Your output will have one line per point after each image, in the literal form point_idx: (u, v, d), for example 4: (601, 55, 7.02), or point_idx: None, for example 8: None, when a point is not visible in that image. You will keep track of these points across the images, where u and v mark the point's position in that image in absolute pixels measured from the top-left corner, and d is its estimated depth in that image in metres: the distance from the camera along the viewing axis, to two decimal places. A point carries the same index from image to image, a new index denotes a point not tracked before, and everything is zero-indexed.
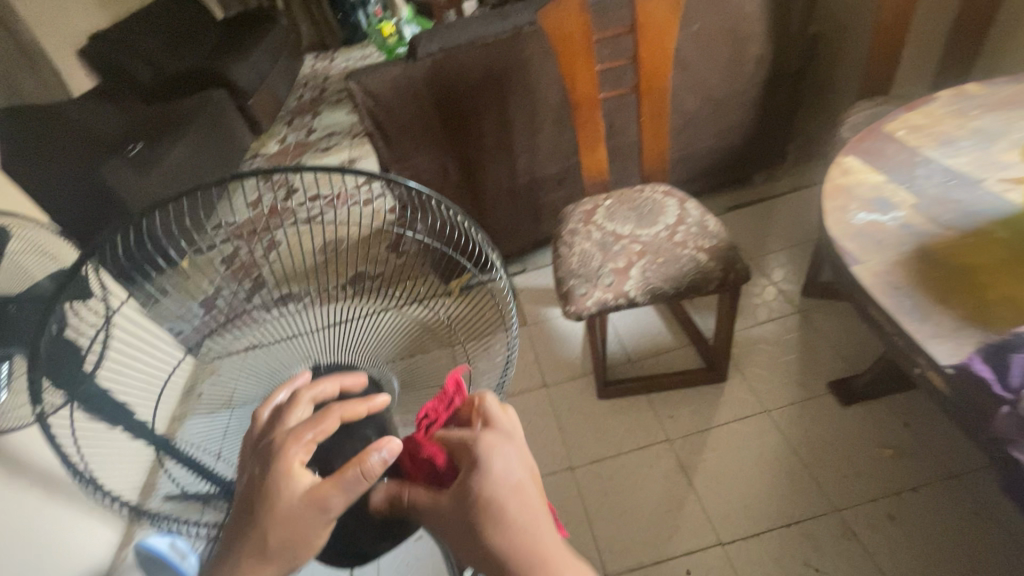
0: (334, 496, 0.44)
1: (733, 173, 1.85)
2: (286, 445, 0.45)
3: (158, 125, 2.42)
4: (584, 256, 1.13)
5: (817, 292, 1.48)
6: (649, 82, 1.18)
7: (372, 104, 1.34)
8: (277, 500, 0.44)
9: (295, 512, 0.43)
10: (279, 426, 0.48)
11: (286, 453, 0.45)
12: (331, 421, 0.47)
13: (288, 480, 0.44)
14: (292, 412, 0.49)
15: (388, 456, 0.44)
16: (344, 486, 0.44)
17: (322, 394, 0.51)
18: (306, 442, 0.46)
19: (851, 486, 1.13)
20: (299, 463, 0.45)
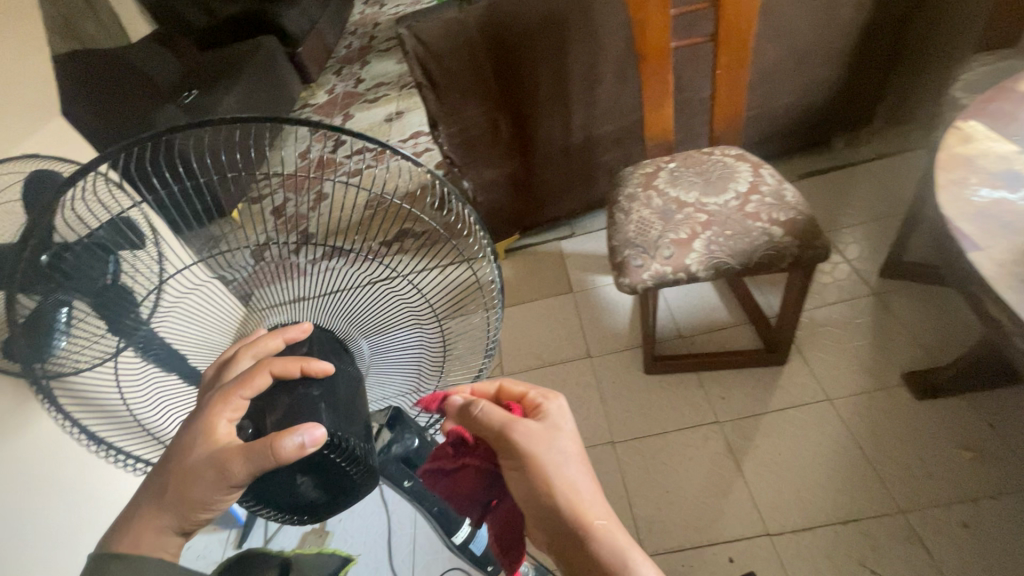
0: (233, 466, 0.41)
1: (811, 136, 1.68)
2: (212, 401, 0.44)
3: (210, 71, 2.43)
4: (642, 224, 1.05)
5: (898, 274, 1.34)
6: (729, 29, 1.04)
7: (423, 52, 1.26)
8: (189, 452, 0.43)
9: (198, 469, 0.42)
10: (222, 376, 0.48)
11: (210, 411, 0.44)
12: (258, 382, 0.44)
13: (206, 437, 0.43)
14: (236, 364, 0.48)
15: (307, 444, 0.39)
16: (247, 457, 0.41)
17: (267, 350, 0.48)
18: (232, 401, 0.44)
19: (921, 487, 1.04)
20: (222, 421, 0.44)
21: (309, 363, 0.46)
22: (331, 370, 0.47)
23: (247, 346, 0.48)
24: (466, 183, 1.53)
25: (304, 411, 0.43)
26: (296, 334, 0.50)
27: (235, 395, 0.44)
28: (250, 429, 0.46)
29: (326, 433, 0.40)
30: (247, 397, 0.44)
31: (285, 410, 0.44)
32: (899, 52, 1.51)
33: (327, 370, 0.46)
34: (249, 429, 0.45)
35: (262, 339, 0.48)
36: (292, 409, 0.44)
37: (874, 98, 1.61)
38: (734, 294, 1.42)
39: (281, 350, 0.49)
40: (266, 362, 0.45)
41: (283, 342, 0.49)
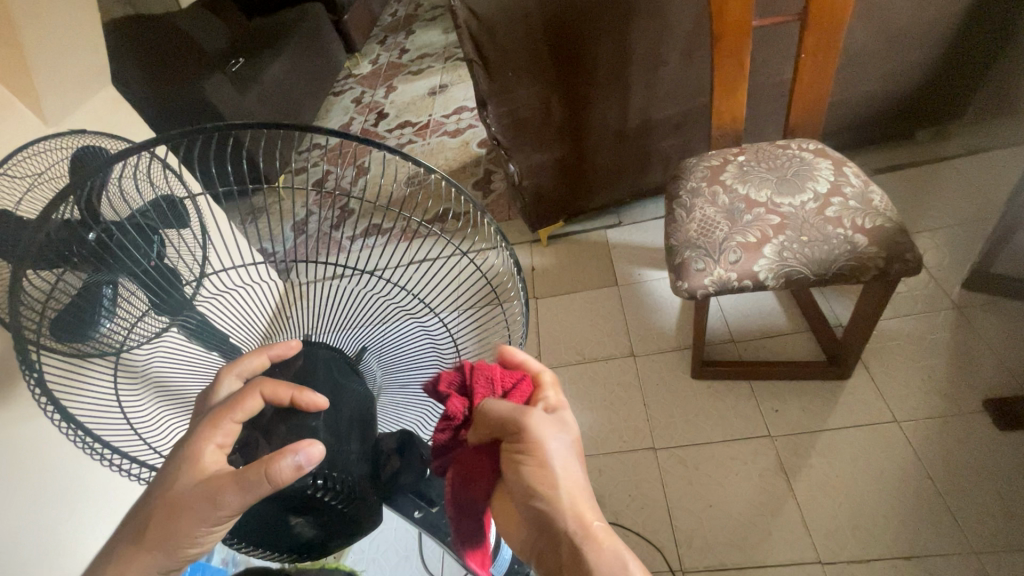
0: (225, 493, 0.39)
1: (893, 127, 1.52)
2: (201, 427, 0.41)
3: (257, 39, 2.41)
4: (705, 222, 0.96)
5: (983, 287, 1.22)
6: (823, 8, 0.93)
7: (476, 26, 1.18)
8: (174, 484, 0.40)
9: (184, 501, 0.39)
10: (204, 399, 0.45)
11: (198, 436, 0.41)
12: (251, 405, 0.42)
13: (192, 466, 0.40)
14: (220, 386, 0.46)
15: (304, 462, 0.39)
16: (242, 486, 0.39)
17: (250, 369, 0.47)
18: (224, 425, 0.42)
19: (998, 527, 0.95)
20: (212, 447, 0.42)
21: (301, 392, 0.44)
22: (325, 404, 0.45)
23: (229, 365, 0.46)
24: (512, 167, 1.47)
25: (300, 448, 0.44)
26: (282, 351, 0.49)
27: (227, 419, 0.42)
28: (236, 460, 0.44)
29: (322, 450, 0.40)
30: (238, 420, 0.42)
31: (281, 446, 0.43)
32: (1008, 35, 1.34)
33: (319, 403, 0.45)
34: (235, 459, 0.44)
35: (245, 356, 0.47)
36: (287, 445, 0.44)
37: (971, 87, 1.45)
38: (795, 298, 1.32)
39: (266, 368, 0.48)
40: (257, 382, 0.43)
41: (269, 360, 0.48)
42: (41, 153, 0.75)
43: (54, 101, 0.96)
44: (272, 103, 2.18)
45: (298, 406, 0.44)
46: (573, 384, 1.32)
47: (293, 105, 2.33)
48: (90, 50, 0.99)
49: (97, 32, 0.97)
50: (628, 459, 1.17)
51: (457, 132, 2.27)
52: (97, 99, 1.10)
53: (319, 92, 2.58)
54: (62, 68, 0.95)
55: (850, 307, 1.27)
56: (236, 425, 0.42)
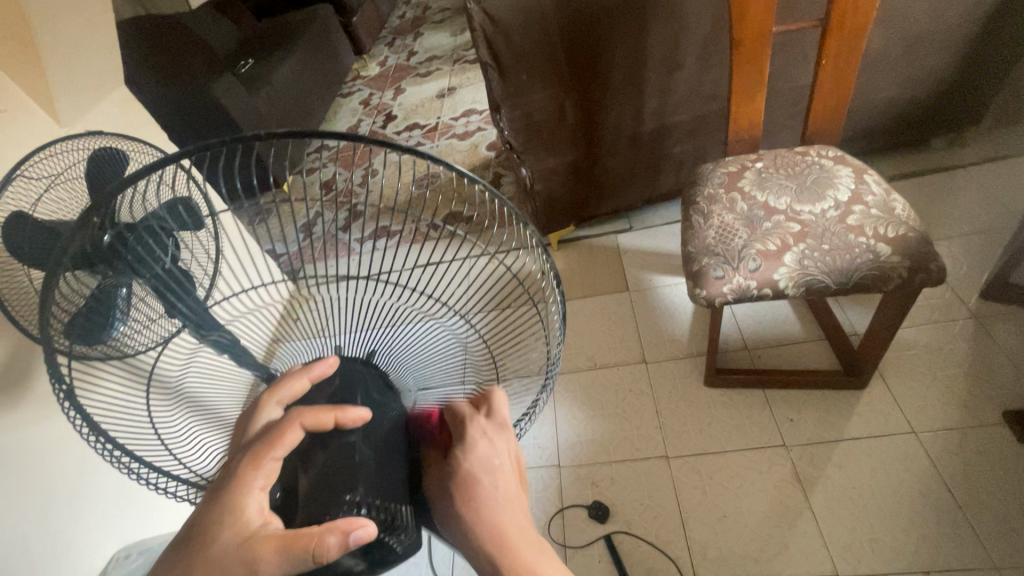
0: (269, 558, 0.37)
1: (909, 134, 1.51)
2: (243, 468, 0.39)
3: (267, 40, 2.41)
4: (723, 229, 0.95)
5: (1001, 297, 1.21)
6: (845, 13, 0.92)
7: (491, 29, 1.18)
8: (214, 538, 0.38)
9: (225, 559, 0.37)
10: (245, 429, 0.44)
11: (239, 482, 0.39)
12: (291, 438, 0.41)
13: (235, 516, 0.38)
14: (262, 414, 0.45)
15: (353, 541, 0.38)
16: (287, 555, 0.37)
17: (292, 393, 0.46)
18: (264, 465, 0.39)
19: (1020, 542, 0.94)
20: (254, 494, 0.39)
21: (344, 413, 0.44)
22: (367, 417, 0.45)
23: (271, 392, 0.45)
24: (524, 170, 1.46)
25: (343, 474, 0.43)
26: (322, 371, 0.48)
27: (267, 459, 0.40)
28: (279, 494, 0.43)
29: (371, 530, 0.39)
30: (280, 459, 0.40)
31: (322, 472, 0.43)
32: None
33: (363, 418, 0.44)
34: (278, 494, 0.43)
35: (287, 380, 0.46)
36: (328, 471, 0.44)
37: (988, 94, 1.43)
38: (810, 306, 1.30)
39: (305, 391, 0.47)
40: (298, 414, 0.41)
41: (308, 384, 0.47)
42: (61, 153, 0.74)
43: (68, 102, 0.95)
44: (281, 104, 2.18)
45: (341, 425, 0.44)
46: (584, 390, 1.31)
47: (302, 106, 2.32)
48: (105, 51, 0.98)
49: (112, 32, 0.96)
50: (640, 467, 1.16)
51: (466, 135, 2.27)
52: (110, 100, 1.10)
53: (327, 93, 2.58)
54: (77, 68, 0.94)
55: (866, 316, 1.26)
56: (276, 463, 0.40)
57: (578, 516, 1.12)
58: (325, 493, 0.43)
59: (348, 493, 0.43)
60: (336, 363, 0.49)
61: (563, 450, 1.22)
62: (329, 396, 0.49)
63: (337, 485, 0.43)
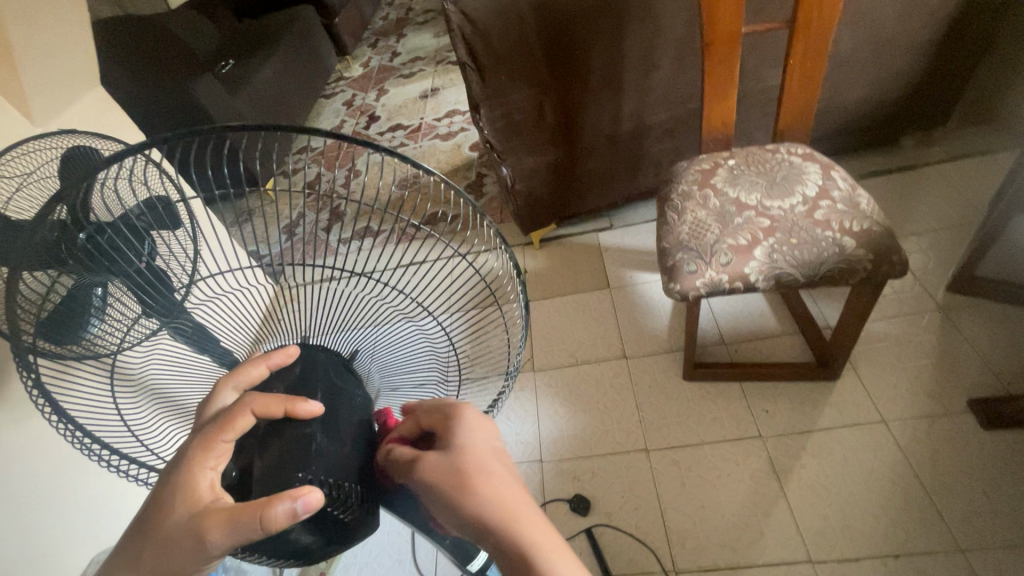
0: (215, 532, 0.37)
1: (879, 133, 1.55)
2: (193, 448, 0.40)
3: (248, 41, 2.40)
4: (696, 225, 0.98)
5: (967, 289, 1.25)
6: (811, 15, 0.95)
7: (469, 30, 1.19)
8: (165, 516, 0.38)
9: (176, 535, 0.38)
10: (200, 412, 0.44)
11: (190, 462, 0.40)
12: (241, 423, 0.41)
13: (186, 493, 0.39)
14: (217, 398, 0.45)
15: (301, 509, 0.37)
16: (233, 527, 0.37)
17: (249, 379, 0.46)
18: (215, 445, 0.40)
19: (984, 524, 0.97)
20: (205, 473, 0.40)
21: (297, 404, 0.43)
22: (319, 412, 0.44)
23: (228, 376, 0.45)
24: (504, 170, 1.48)
25: (296, 453, 0.43)
26: (281, 359, 0.48)
27: (217, 440, 0.40)
28: (234, 473, 0.43)
29: (320, 496, 0.38)
30: (231, 440, 0.41)
31: (277, 453, 0.43)
32: (989, 45, 1.37)
33: (315, 412, 0.44)
34: (233, 473, 0.43)
35: (244, 367, 0.46)
36: (283, 453, 0.43)
37: (955, 95, 1.48)
38: (785, 302, 1.33)
39: (264, 377, 0.47)
40: (249, 400, 0.42)
41: (266, 370, 0.46)
42: (34, 151, 0.74)
43: (43, 103, 0.95)
44: (263, 105, 2.17)
45: (295, 416, 0.43)
46: (566, 386, 1.33)
47: (284, 107, 2.32)
48: (79, 52, 0.98)
49: (86, 32, 0.96)
50: (620, 460, 1.18)
51: (450, 135, 2.28)
52: (84, 101, 1.09)
53: (310, 94, 2.57)
54: (51, 69, 0.94)
55: (839, 310, 1.29)
56: (228, 444, 0.41)
57: (560, 509, 1.13)
58: (279, 472, 0.42)
59: (301, 471, 0.43)
60: (296, 352, 0.48)
61: (546, 445, 1.23)
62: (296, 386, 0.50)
63: (291, 465, 0.43)
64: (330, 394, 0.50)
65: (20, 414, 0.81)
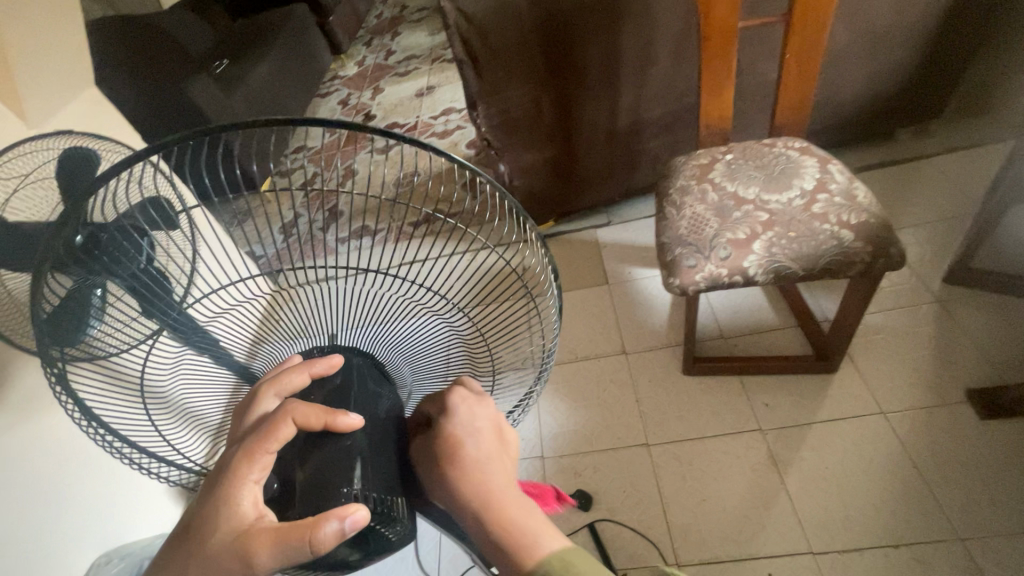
0: (265, 552, 0.37)
1: (874, 127, 1.56)
2: (237, 461, 0.40)
3: (242, 40, 2.39)
4: (696, 220, 0.98)
5: (963, 281, 1.25)
6: (809, 10, 0.95)
7: (466, 27, 1.19)
8: (212, 532, 0.39)
9: (223, 551, 0.38)
10: (243, 419, 0.45)
11: (236, 477, 0.40)
12: (284, 433, 0.41)
13: (232, 508, 0.39)
14: (259, 404, 0.45)
15: (347, 528, 0.38)
16: (283, 548, 0.37)
17: (290, 388, 0.46)
18: (259, 458, 0.40)
19: (982, 513, 0.98)
20: (250, 487, 0.40)
21: (336, 417, 0.44)
22: (359, 424, 0.45)
23: (271, 384, 0.46)
24: (502, 167, 1.48)
25: (340, 467, 0.43)
26: (324, 369, 0.49)
27: (261, 453, 0.40)
28: (274, 486, 0.43)
29: (365, 514, 0.39)
30: (274, 451, 0.41)
31: (319, 465, 0.43)
32: (983, 37, 1.38)
33: (353, 424, 0.44)
34: (275, 485, 0.43)
35: (286, 375, 0.46)
36: (324, 464, 0.43)
37: (948, 87, 1.49)
38: (783, 295, 1.34)
39: (304, 386, 0.47)
40: (292, 408, 0.42)
41: (307, 378, 0.47)
42: (33, 153, 0.73)
43: (38, 104, 0.94)
44: (257, 104, 2.16)
45: (334, 429, 0.44)
46: (566, 382, 1.33)
47: (279, 106, 2.31)
48: (73, 51, 0.97)
49: (80, 31, 0.95)
50: (622, 455, 1.18)
51: (445, 133, 2.27)
52: (78, 100, 1.08)
53: (305, 93, 2.57)
54: (46, 70, 0.93)
55: (837, 303, 1.30)
56: (271, 456, 0.41)
57: (563, 505, 1.13)
58: (322, 484, 0.42)
59: (346, 486, 0.42)
60: (339, 362, 0.50)
61: (548, 442, 1.23)
62: (331, 393, 0.49)
63: (334, 477, 0.42)
64: (366, 408, 0.49)
65: (23, 417, 0.81)
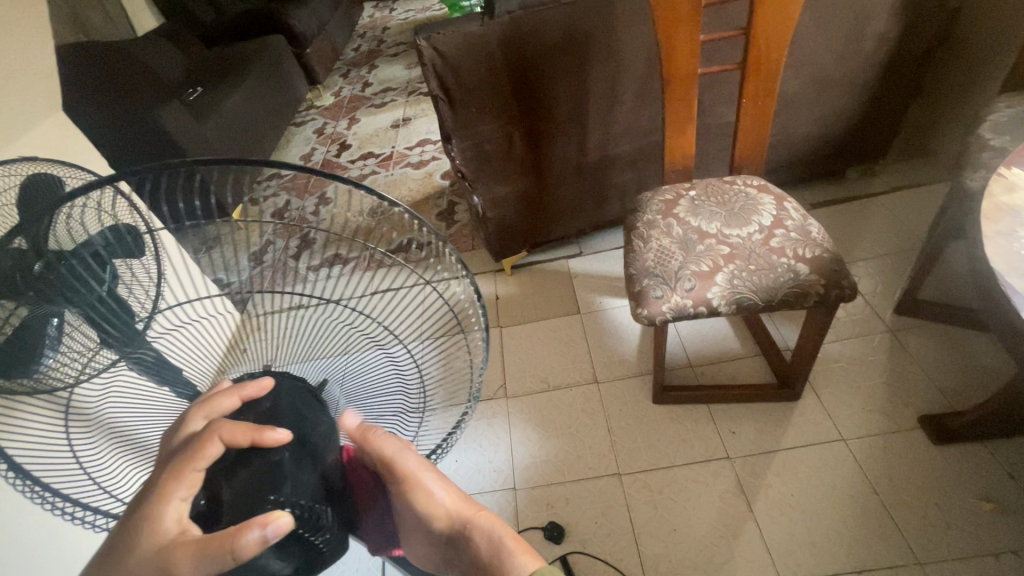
0: (185, 565, 0.36)
1: (826, 166, 1.66)
2: (162, 479, 0.39)
3: (216, 69, 2.39)
4: (661, 253, 1.02)
5: (913, 311, 1.33)
6: (760, 60, 1.02)
7: (440, 64, 1.23)
8: (132, 551, 0.38)
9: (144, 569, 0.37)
10: (170, 438, 0.43)
11: (159, 494, 0.38)
12: (211, 451, 0.40)
13: (153, 527, 0.38)
14: (186, 425, 0.43)
15: (270, 536, 0.36)
16: (202, 557, 0.36)
17: (221, 408, 0.43)
18: (185, 475, 0.39)
19: (939, 538, 1.01)
20: (173, 504, 0.39)
21: (263, 432, 0.41)
22: (286, 437, 0.42)
23: (199, 404, 0.43)
24: (476, 199, 1.50)
25: (265, 480, 0.40)
26: (255, 391, 0.45)
27: (184, 471, 0.39)
28: (203, 502, 0.40)
29: (289, 522, 0.37)
30: (199, 469, 0.39)
31: (245, 482, 0.40)
32: (918, 87, 1.51)
33: (282, 438, 0.41)
34: (202, 501, 0.40)
35: (217, 396, 0.43)
36: (253, 479, 0.40)
37: (891, 131, 1.60)
38: (747, 324, 1.39)
39: (238, 408, 0.44)
40: (217, 425, 0.40)
41: (239, 400, 0.44)
42: None
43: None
44: (231, 132, 2.16)
45: (260, 444, 0.41)
46: (538, 412, 1.33)
47: (252, 134, 2.30)
48: (40, 76, 0.96)
49: (47, 58, 0.94)
50: (593, 485, 1.18)
51: (421, 164, 2.31)
52: (44, 126, 1.07)
53: (280, 122, 2.57)
54: (7, 93, 0.92)
55: (797, 332, 1.35)
56: (197, 474, 0.40)
57: (535, 538, 1.12)
58: (251, 499, 0.39)
59: (273, 494, 0.40)
60: (269, 384, 0.45)
61: (519, 473, 1.23)
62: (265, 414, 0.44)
63: (261, 487, 0.40)
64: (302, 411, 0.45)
65: None
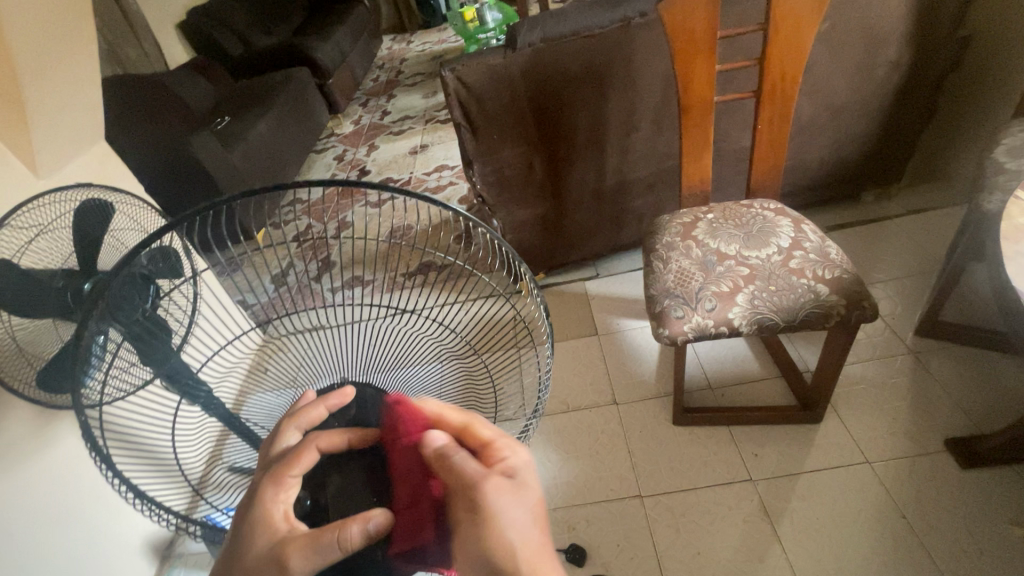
0: (296, 558, 0.40)
1: (841, 190, 1.68)
2: (265, 485, 0.44)
3: (244, 100, 2.50)
4: (681, 274, 1.03)
5: (935, 333, 1.32)
6: (776, 86, 1.06)
7: (465, 94, 1.29)
8: (247, 549, 0.42)
9: (260, 563, 0.41)
10: (268, 451, 0.49)
11: (264, 498, 0.43)
12: (308, 458, 0.45)
13: (264, 526, 0.42)
14: (283, 438, 0.49)
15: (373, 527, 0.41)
16: (316, 549, 0.40)
17: (310, 420, 0.50)
18: (286, 481, 0.44)
19: (972, 564, 0.99)
20: (278, 505, 0.44)
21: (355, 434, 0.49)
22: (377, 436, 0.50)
23: (290, 419, 0.50)
24: (496, 222, 1.54)
25: (361, 483, 0.48)
26: (338, 400, 0.52)
27: (286, 475, 0.44)
28: (307, 502, 0.48)
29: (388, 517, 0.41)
30: (298, 475, 0.45)
31: (342, 485, 0.48)
32: (931, 112, 1.53)
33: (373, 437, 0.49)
34: (307, 502, 0.48)
35: (305, 409, 0.50)
36: (348, 481, 0.48)
37: (906, 155, 1.62)
38: (766, 346, 1.39)
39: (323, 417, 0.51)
40: (314, 436, 0.47)
41: (325, 410, 0.51)
42: (52, 203, 0.76)
43: (50, 155, 0.99)
44: (258, 160, 2.24)
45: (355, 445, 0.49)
46: (559, 433, 1.34)
47: (276, 161, 2.38)
48: (91, 107, 1.02)
49: (97, 90, 1.00)
50: (615, 506, 1.18)
51: (439, 189, 2.36)
52: (89, 154, 1.13)
53: (302, 149, 2.66)
54: (62, 124, 0.98)
55: (818, 354, 1.35)
56: (295, 480, 0.45)
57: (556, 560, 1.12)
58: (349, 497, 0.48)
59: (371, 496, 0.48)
60: (351, 393, 0.52)
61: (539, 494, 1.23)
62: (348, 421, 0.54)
63: (363, 492, 0.48)
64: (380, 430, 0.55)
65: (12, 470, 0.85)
